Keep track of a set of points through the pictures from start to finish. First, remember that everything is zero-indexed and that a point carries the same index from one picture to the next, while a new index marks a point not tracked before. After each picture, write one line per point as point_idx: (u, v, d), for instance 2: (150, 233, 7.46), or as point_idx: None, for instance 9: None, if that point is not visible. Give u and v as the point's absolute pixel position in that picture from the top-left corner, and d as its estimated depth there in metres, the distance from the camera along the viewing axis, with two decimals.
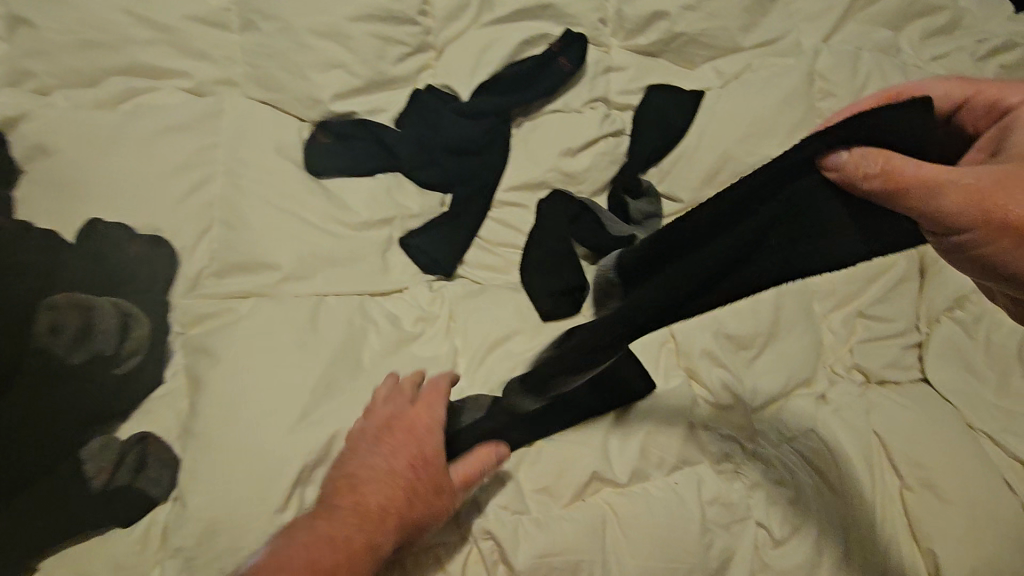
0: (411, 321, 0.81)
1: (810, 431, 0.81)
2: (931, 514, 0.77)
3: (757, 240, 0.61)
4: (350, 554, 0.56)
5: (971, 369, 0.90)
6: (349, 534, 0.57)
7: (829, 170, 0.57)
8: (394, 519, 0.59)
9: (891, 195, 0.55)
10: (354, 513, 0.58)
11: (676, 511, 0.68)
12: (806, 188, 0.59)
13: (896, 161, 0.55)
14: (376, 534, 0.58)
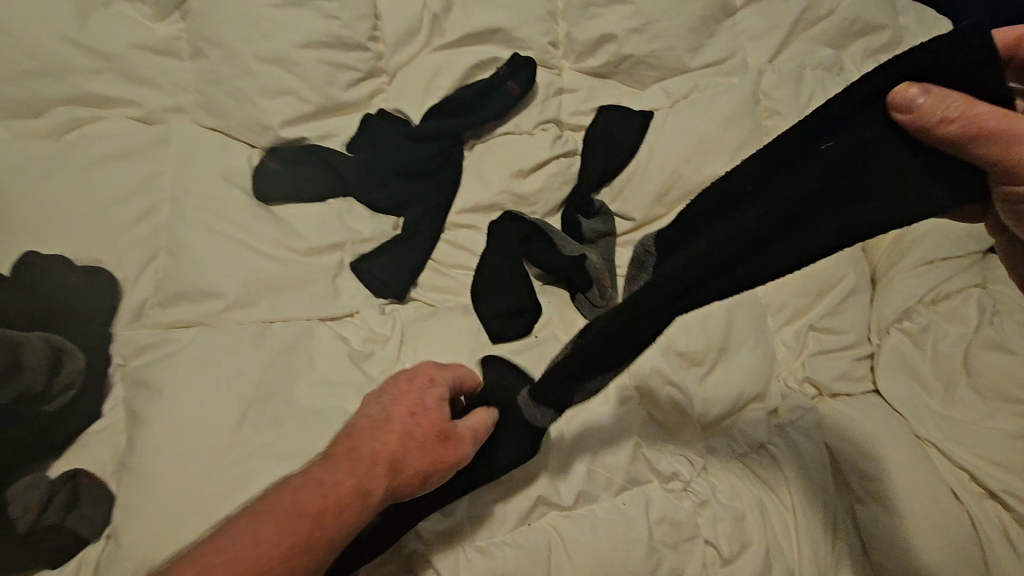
0: (360, 342, 0.80)
1: (763, 448, 0.83)
2: (878, 525, 0.78)
3: (862, 168, 0.58)
4: (357, 444, 0.56)
5: (919, 380, 0.92)
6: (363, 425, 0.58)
7: (898, 111, 0.55)
8: (406, 414, 0.58)
9: (972, 139, 0.52)
10: (366, 417, 0.59)
11: (623, 530, 0.69)
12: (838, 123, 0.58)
13: (932, 103, 0.53)
14: (390, 427, 0.57)
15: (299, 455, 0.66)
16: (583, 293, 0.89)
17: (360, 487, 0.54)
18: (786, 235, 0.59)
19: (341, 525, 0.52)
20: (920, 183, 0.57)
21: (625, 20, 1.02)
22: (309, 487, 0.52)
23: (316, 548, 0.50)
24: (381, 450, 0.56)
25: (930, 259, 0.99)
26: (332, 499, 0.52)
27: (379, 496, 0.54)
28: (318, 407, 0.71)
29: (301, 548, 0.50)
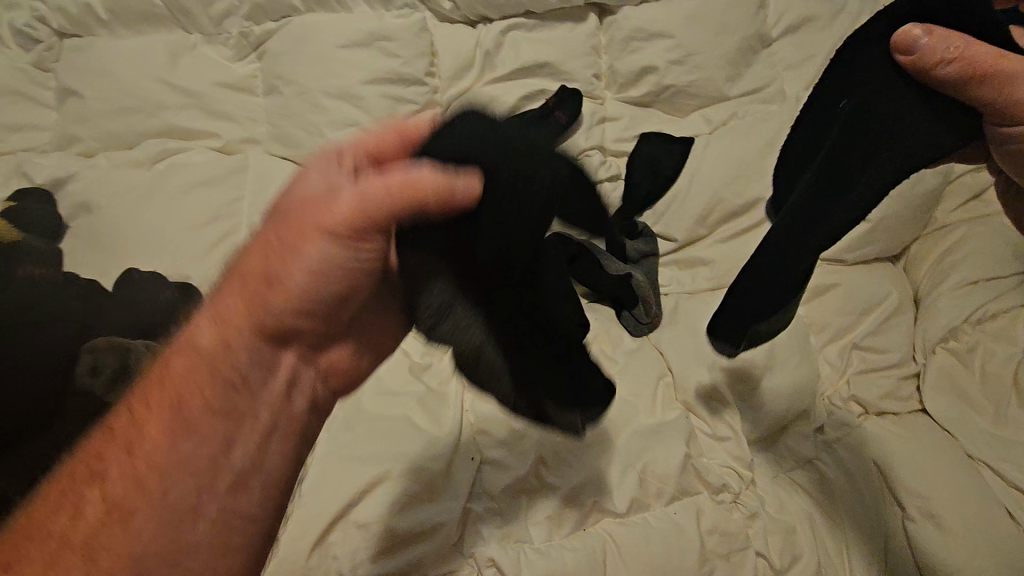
0: (420, 355, 0.84)
1: (810, 463, 0.85)
2: (934, 544, 0.77)
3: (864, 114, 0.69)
4: (237, 286, 0.52)
5: (967, 400, 0.92)
6: (254, 251, 0.53)
7: (901, 53, 0.64)
8: (289, 224, 0.52)
9: (967, 80, 0.60)
10: (260, 237, 0.53)
11: (675, 539, 0.71)
12: (836, 86, 0.74)
13: (930, 44, 0.61)
14: (270, 245, 0.52)
15: (371, 458, 0.71)
16: (629, 310, 0.93)
17: (192, 349, 0.52)
18: (835, 179, 0.71)
19: (176, 391, 0.50)
20: (932, 112, 0.64)
21: (665, 53, 1.07)
22: (189, 348, 0.51)
23: (152, 429, 0.50)
24: (221, 304, 0.53)
25: (974, 279, 0.99)
26: (156, 379, 0.52)
27: (200, 350, 0.51)
28: (384, 413, 0.76)
29: (141, 431, 0.50)
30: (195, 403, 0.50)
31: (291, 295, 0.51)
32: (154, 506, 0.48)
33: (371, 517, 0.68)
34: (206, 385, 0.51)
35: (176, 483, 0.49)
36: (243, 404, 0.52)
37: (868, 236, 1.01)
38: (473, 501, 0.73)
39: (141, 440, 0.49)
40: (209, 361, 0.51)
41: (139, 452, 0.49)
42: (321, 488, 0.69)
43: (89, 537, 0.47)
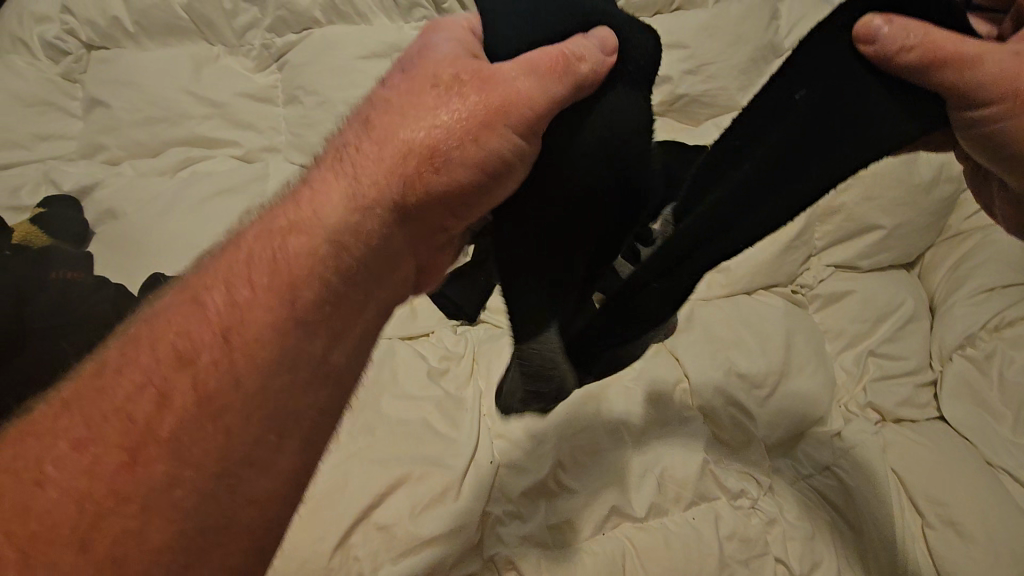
0: (437, 360, 0.85)
1: (828, 469, 0.84)
2: (953, 551, 0.77)
3: (824, 114, 0.57)
4: (393, 157, 0.45)
5: (986, 406, 0.91)
6: (413, 121, 0.46)
7: (862, 44, 0.55)
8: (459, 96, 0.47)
9: (928, 68, 0.53)
10: (413, 103, 0.47)
11: (694, 543, 0.72)
12: (802, 69, 0.58)
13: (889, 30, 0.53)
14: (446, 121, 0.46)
15: (392, 459, 0.72)
16: None
17: (315, 194, 0.44)
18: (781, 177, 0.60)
19: (295, 234, 0.42)
20: (895, 115, 0.57)
21: (679, 62, 1.09)
22: (318, 228, 0.43)
23: (262, 273, 0.41)
24: (353, 150, 0.46)
25: (990, 286, 0.99)
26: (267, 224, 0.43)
27: (328, 193, 0.44)
28: (403, 416, 0.76)
29: (248, 275, 0.41)
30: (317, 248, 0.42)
31: (442, 136, 0.46)
32: (267, 364, 0.39)
33: (394, 518, 0.69)
34: (334, 226, 0.43)
35: (289, 339, 0.40)
36: (370, 261, 0.44)
37: (884, 242, 1.01)
38: (491, 504, 0.73)
39: (249, 281, 0.41)
40: (338, 202, 0.44)
41: (245, 301, 0.40)
42: (342, 490, 0.69)
43: (185, 391, 0.37)
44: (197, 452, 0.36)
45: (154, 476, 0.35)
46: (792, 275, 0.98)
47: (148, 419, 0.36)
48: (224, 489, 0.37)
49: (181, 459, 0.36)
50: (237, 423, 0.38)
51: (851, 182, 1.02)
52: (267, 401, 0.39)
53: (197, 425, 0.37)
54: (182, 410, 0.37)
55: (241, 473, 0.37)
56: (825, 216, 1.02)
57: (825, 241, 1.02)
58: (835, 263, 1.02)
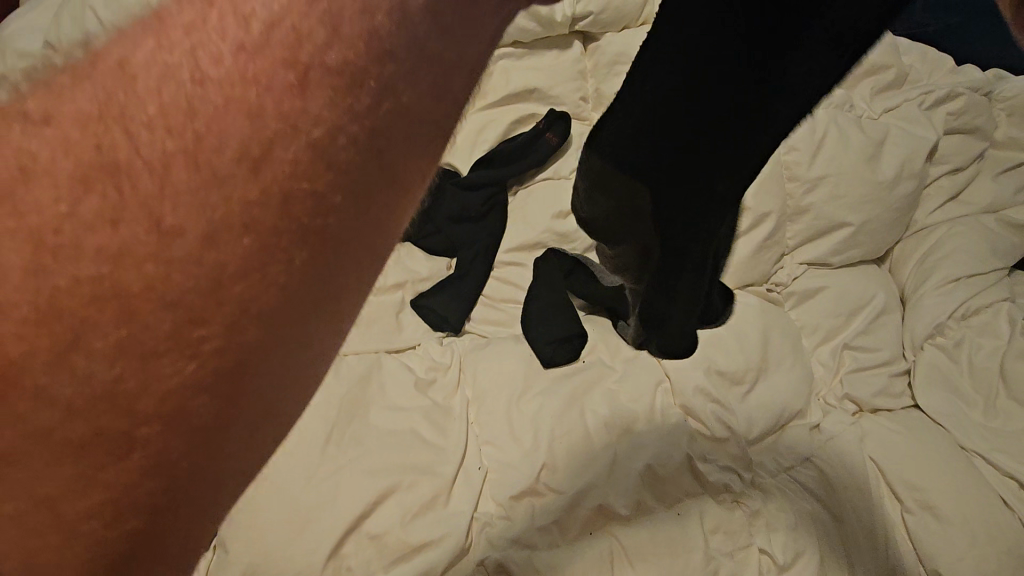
0: (424, 370, 0.86)
1: (808, 460, 0.87)
2: (931, 534, 0.81)
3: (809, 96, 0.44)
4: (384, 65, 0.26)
5: (959, 394, 0.94)
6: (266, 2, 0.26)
7: None
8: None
9: None
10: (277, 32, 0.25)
11: (680, 539, 0.75)
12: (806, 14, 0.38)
13: None
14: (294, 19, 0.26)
15: (381, 470, 0.74)
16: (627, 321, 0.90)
17: (190, 45, 0.26)
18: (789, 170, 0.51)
19: (253, 128, 0.26)
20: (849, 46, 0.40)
21: None
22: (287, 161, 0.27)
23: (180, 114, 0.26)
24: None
25: (955, 276, 1.03)
26: (143, 67, 0.25)
27: (232, 39, 0.26)
28: (393, 428, 0.78)
29: (160, 122, 0.25)
30: (304, 85, 0.26)
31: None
32: (342, 206, 0.28)
33: (384, 530, 0.71)
34: (341, 105, 0.27)
35: (354, 185, 0.28)
36: (422, 81, 0.28)
37: (853, 239, 1.04)
38: (479, 507, 0.76)
39: (202, 147, 0.26)
40: (288, 73, 0.26)
41: (213, 172, 0.26)
42: (332, 503, 0.71)
43: (206, 252, 0.27)
44: (256, 320, 0.28)
45: (190, 341, 0.28)
46: (766, 273, 1.01)
47: (163, 300, 0.27)
48: (238, 408, 0.30)
49: (230, 322, 0.28)
50: (230, 387, 0.29)
51: (819, 183, 1.05)
52: (334, 241, 0.29)
53: (254, 292, 0.28)
54: (174, 362, 0.27)
55: (256, 392, 0.30)
56: (794, 216, 1.05)
57: (797, 240, 1.05)
58: (808, 261, 1.05)
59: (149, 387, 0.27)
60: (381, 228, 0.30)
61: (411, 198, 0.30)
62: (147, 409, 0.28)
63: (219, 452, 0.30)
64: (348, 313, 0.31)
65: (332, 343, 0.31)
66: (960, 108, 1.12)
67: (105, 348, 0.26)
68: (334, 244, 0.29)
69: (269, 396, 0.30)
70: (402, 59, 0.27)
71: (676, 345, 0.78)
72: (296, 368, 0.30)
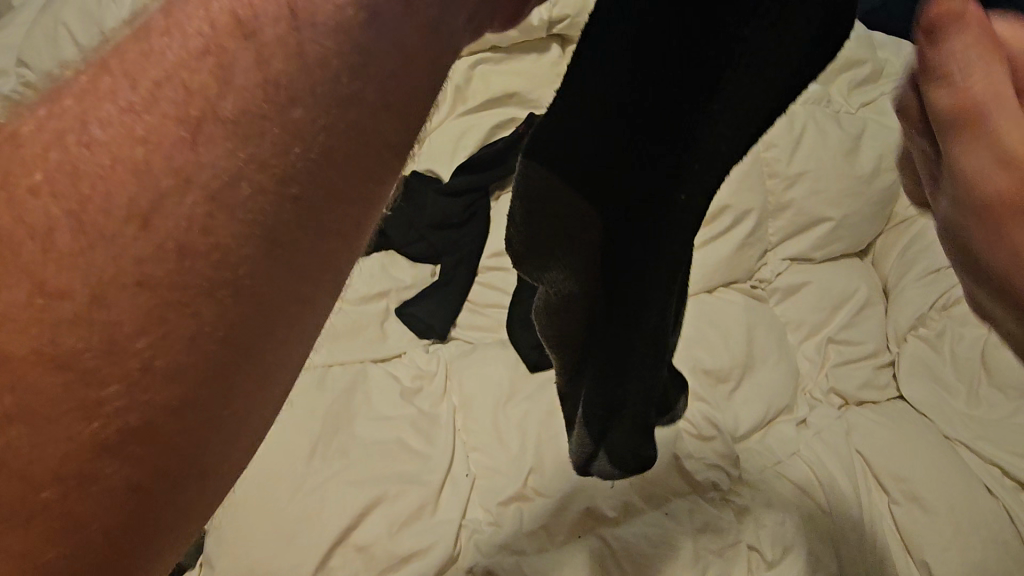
0: (410, 379, 0.86)
1: (795, 454, 0.87)
2: (917, 524, 0.82)
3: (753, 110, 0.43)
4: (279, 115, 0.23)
5: (944, 384, 0.95)
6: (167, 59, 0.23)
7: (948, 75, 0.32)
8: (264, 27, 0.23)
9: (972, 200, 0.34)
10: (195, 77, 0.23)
11: (669, 539, 0.75)
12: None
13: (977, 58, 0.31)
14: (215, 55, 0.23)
15: (367, 481, 0.74)
16: None
17: (80, 112, 0.23)
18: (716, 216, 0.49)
19: (139, 186, 0.22)
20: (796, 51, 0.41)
21: None
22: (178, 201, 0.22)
23: (64, 183, 0.22)
24: (144, 41, 0.23)
25: (937, 267, 1.03)
26: (30, 137, 0.23)
27: (122, 99, 0.22)
28: (378, 438, 0.78)
29: (45, 186, 0.22)
30: (197, 141, 0.22)
31: (301, 3, 0.23)
32: (265, 252, 0.24)
33: (370, 541, 0.71)
34: (241, 151, 0.23)
35: (276, 231, 0.24)
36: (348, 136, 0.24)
37: (834, 233, 1.05)
38: (467, 514, 0.76)
39: (85, 211, 0.22)
40: (179, 128, 0.22)
41: (96, 232, 0.22)
42: (316, 516, 0.71)
43: (98, 309, 0.22)
44: (164, 377, 0.23)
45: (86, 402, 0.22)
46: (750, 270, 1.02)
47: (52, 363, 0.22)
48: (163, 480, 0.24)
49: (131, 379, 0.22)
50: (155, 447, 0.23)
51: (800, 178, 1.05)
52: (258, 285, 0.24)
53: (158, 350, 0.23)
54: (75, 422, 0.22)
55: (185, 453, 0.24)
56: (776, 212, 1.06)
57: (780, 235, 1.05)
58: (791, 256, 1.05)
59: (35, 456, 0.22)
60: (316, 273, 0.25)
61: (339, 237, 0.25)
62: (35, 484, 0.22)
63: (145, 537, 0.24)
64: (289, 356, 0.26)
65: (272, 395, 0.26)
66: None
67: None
68: (254, 296, 0.24)
69: (202, 459, 0.24)
70: (311, 107, 0.23)
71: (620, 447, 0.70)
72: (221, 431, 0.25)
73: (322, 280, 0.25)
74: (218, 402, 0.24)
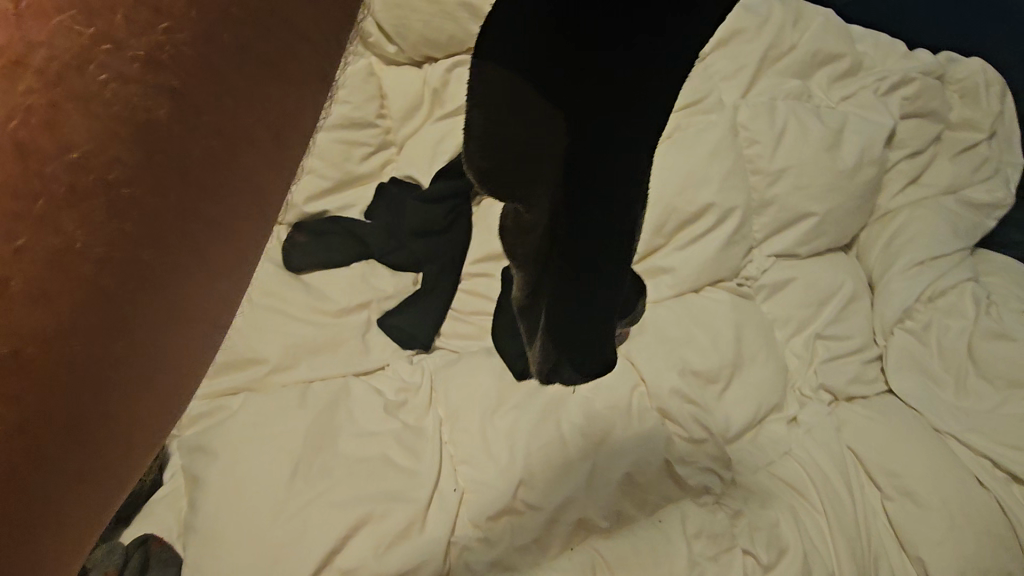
0: (394, 392, 0.84)
1: (787, 454, 0.86)
2: (911, 519, 0.81)
3: None
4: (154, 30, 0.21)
5: (931, 376, 0.95)
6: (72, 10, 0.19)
7: None
8: None
9: None
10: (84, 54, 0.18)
11: (663, 546, 0.74)
12: None
13: None
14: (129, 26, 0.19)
15: (351, 501, 0.72)
16: None
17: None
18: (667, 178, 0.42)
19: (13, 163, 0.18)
20: None
21: None
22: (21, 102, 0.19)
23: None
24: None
25: (920, 260, 1.04)
26: None
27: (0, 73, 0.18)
28: (363, 454, 0.76)
29: None
30: (23, 15, 0.18)
31: None
32: (151, 164, 0.22)
33: (358, 565, 0.69)
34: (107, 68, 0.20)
35: (160, 133, 0.22)
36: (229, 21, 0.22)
37: (817, 229, 1.05)
38: (456, 531, 0.74)
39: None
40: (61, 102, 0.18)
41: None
42: (299, 540, 0.68)
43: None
44: (41, 300, 0.21)
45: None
46: (736, 268, 1.00)
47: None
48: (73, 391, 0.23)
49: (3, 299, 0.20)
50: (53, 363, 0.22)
51: (782, 175, 1.04)
52: (154, 179, 0.22)
53: (28, 269, 0.20)
54: None
55: (93, 364, 0.23)
56: (760, 209, 1.04)
57: (765, 232, 1.04)
58: (776, 253, 1.04)
59: None
60: (226, 175, 0.24)
61: (244, 132, 0.24)
62: None
63: (63, 450, 0.24)
64: (202, 258, 0.25)
65: (189, 299, 0.25)
66: (915, 92, 1.13)
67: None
68: (146, 212, 0.22)
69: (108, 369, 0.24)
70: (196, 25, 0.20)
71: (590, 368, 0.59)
72: (125, 352, 0.24)
73: (229, 176, 0.24)
74: (123, 308, 0.23)
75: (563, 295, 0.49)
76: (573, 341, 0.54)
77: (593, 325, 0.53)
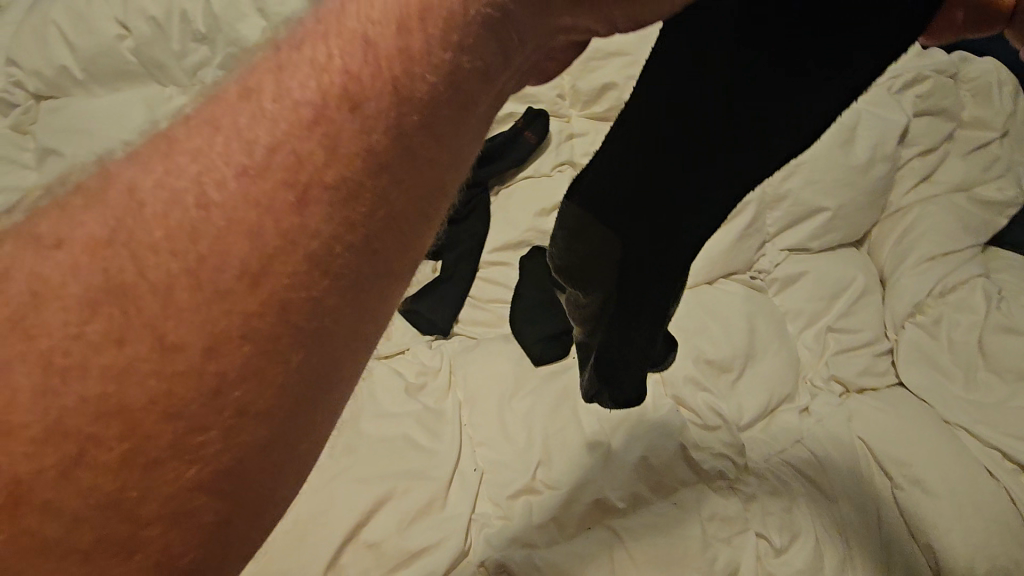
0: (414, 375, 0.85)
1: (799, 442, 0.88)
2: (920, 506, 0.83)
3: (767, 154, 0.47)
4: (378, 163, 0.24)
5: (942, 369, 0.96)
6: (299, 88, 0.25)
7: None
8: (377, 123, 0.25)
9: None
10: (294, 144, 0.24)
11: (678, 529, 0.76)
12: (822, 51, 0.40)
13: None
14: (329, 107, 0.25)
15: (377, 478, 0.74)
16: None
17: (197, 174, 0.24)
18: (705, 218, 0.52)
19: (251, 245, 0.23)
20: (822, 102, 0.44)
21: (623, 70, 1.09)
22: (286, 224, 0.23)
23: (169, 251, 0.23)
24: (259, 121, 0.25)
25: (932, 255, 1.05)
26: (151, 197, 0.23)
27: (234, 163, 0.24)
28: (385, 434, 0.78)
29: (167, 245, 0.23)
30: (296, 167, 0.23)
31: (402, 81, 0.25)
32: (362, 257, 0.25)
33: (383, 539, 0.70)
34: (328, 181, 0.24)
35: (376, 253, 0.25)
36: (419, 176, 0.26)
37: (830, 224, 1.06)
38: (477, 509, 0.76)
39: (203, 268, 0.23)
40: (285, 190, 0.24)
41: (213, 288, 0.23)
42: (325, 516, 0.71)
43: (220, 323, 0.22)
44: (266, 360, 0.23)
45: (194, 429, 0.22)
46: (749, 261, 1.02)
47: (176, 362, 0.22)
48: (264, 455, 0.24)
49: (230, 426, 0.23)
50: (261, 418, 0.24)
51: (795, 169, 1.07)
52: (362, 271, 0.25)
53: (263, 339, 0.23)
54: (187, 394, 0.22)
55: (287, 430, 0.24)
56: (773, 202, 1.07)
57: (778, 225, 1.06)
58: (789, 247, 1.06)
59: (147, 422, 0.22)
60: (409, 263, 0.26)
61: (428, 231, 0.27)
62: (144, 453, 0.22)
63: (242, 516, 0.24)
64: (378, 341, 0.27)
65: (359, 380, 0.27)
66: (926, 90, 1.15)
67: (108, 445, 0.21)
68: (351, 299, 0.25)
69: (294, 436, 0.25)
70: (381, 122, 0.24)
71: (625, 398, 0.68)
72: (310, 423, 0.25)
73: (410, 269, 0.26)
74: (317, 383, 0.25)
75: (618, 332, 0.61)
76: (619, 371, 0.65)
77: (635, 359, 0.63)
